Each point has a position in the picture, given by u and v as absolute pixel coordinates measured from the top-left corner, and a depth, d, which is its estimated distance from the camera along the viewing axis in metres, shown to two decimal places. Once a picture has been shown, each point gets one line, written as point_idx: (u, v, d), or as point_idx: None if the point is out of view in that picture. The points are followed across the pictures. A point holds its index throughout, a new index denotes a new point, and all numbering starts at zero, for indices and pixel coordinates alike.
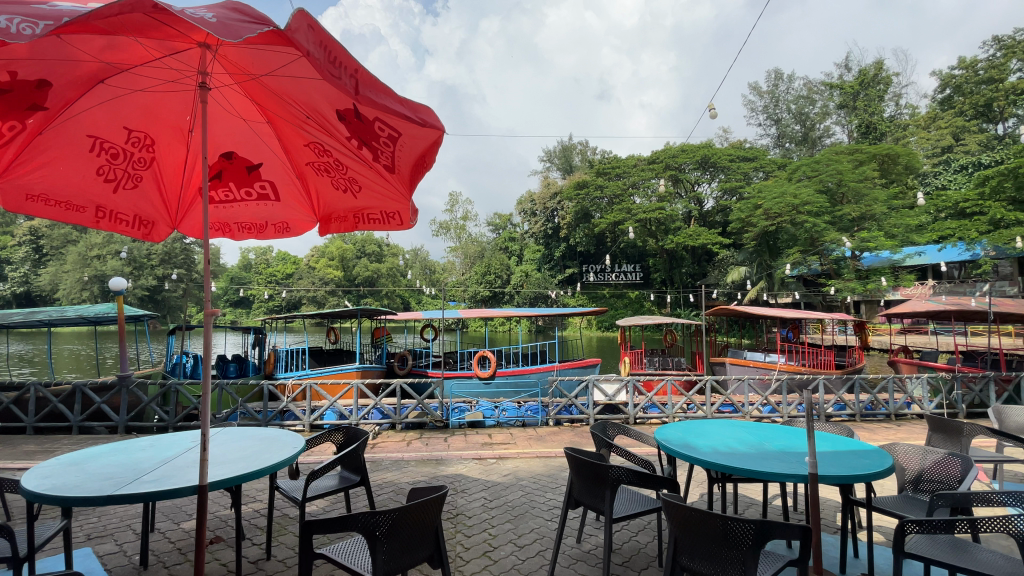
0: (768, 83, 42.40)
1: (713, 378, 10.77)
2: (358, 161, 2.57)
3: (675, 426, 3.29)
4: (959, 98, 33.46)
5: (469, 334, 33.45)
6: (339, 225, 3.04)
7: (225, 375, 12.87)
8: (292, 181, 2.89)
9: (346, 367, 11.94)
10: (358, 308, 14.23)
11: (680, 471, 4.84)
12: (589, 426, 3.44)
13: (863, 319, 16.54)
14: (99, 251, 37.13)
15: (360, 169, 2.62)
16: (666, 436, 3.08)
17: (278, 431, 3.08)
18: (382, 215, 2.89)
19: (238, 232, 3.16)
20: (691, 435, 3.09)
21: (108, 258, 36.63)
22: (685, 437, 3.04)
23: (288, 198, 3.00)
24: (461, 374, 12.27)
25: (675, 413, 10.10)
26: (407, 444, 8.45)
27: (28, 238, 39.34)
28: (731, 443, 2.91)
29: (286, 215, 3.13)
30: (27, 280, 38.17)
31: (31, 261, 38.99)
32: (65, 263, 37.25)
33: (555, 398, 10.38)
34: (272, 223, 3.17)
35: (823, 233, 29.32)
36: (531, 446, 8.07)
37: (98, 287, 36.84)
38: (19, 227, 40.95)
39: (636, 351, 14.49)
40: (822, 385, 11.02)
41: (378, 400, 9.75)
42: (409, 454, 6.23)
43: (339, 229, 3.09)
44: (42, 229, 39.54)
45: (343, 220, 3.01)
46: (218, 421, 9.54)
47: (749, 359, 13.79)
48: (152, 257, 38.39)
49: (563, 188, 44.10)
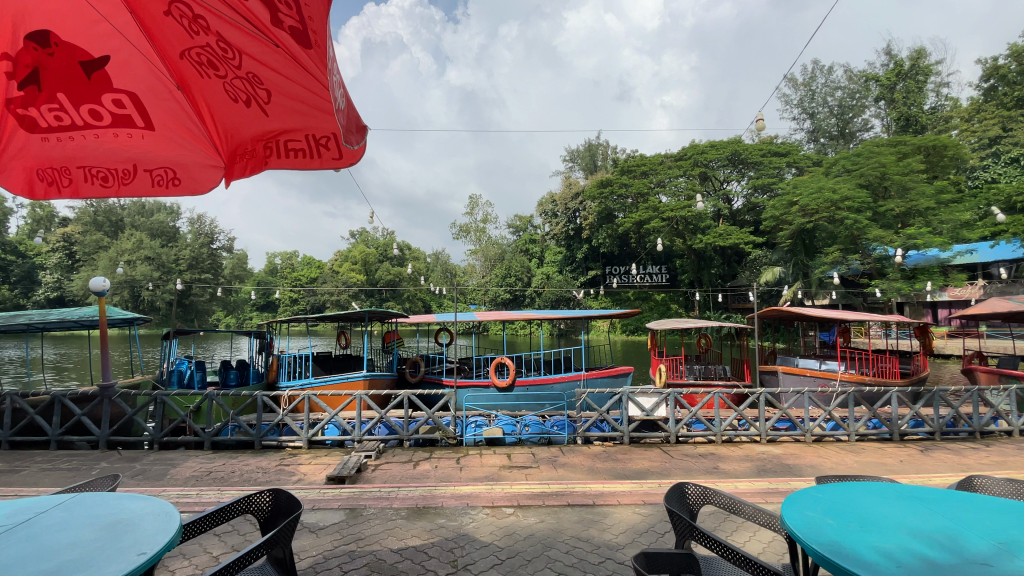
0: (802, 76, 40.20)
1: (767, 390, 9.42)
2: (250, 42, 2.20)
3: (812, 501, 2.13)
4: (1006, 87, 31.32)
5: (490, 338, 32.69)
6: (249, 162, 2.66)
7: (224, 382, 11.98)
8: (181, 110, 2.49)
9: (350, 376, 10.85)
10: (367, 311, 13.20)
11: (766, 544, 3.58)
12: (668, 504, 2.35)
13: (926, 322, 14.75)
14: (129, 257, 37.65)
15: (275, 72, 2.27)
16: (808, 527, 1.88)
17: (149, 506, 2.13)
18: (304, 139, 2.54)
19: (101, 176, 2.63)
20: (853, 523, 1.92)
21: (138, 264, 37.20)
22: (846, 530, 1.87)
23: (165, 128, 2.55)
24: (477, 384, 11.15)
25: (724, 431, 8.84)
26: (414, 468, 7.33)
27: (62, 245, 40.58)
28: (936, 551, 1.73)
29: (165, 152, 2.65)
30: (60, 286, 38.97)
31: (64, 268, 39.80)
32: (96, 269, 37.85)
33: (583, 413, 9.15)
34: (146, 165, 2.65)
35: (865, 230, 27.35)
36: (559, 474, 6.81)
37: (128, 292, 37.26)
38: (54, 233, 42.04)
39: (672, 358, 13.07)
40: (893, 398, 9.50)
41: (383, 414, 8.65)
42: (409, 489, 5.04)
43: (250, 171, 2.71)
44: (76, 236, 40.45)
45: (254, 154, 2.63)
46: (208, 435, 8.63)
47: (801, 366, 12.24)
48: (181, 262, 40.08)
49: (585, 188, 42.70)
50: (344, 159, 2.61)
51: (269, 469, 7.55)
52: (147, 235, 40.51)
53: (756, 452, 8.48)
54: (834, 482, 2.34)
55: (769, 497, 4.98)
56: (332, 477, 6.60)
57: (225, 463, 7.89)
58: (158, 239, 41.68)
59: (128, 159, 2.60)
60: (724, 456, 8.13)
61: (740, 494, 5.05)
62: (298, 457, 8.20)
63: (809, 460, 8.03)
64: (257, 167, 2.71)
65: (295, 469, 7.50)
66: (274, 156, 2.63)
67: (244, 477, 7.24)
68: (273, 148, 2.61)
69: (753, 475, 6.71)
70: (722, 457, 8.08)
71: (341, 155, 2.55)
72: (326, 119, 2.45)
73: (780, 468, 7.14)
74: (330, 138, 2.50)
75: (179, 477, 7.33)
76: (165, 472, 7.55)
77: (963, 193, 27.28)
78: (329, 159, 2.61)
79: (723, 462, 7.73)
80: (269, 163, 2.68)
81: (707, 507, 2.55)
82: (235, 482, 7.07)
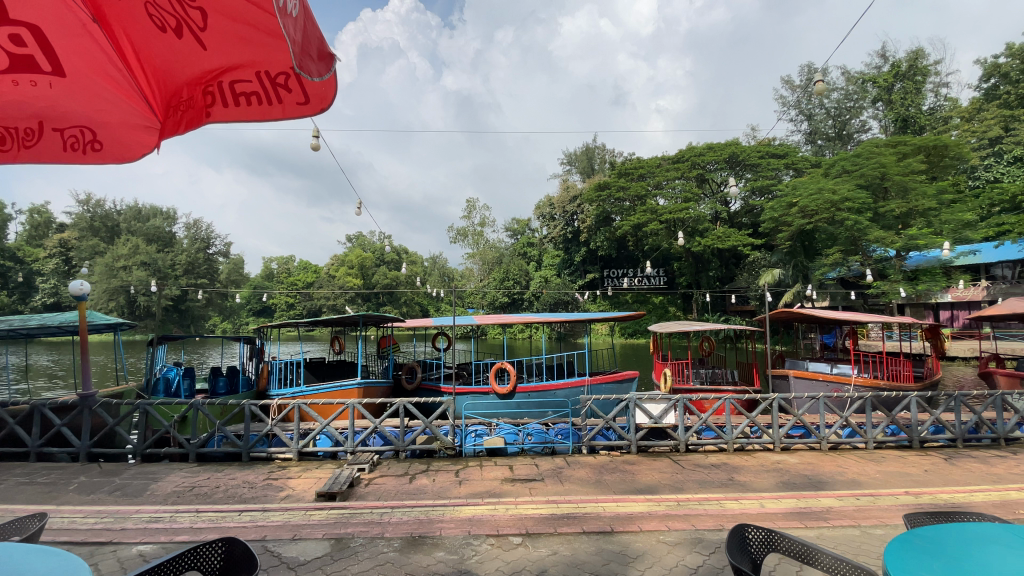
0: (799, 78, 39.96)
1: (780, 396, 9.00)
2: None
3: (926, 557, 2.13)
4: (1004, 87, 31.20)
5: (488, 342, 32.36)
6: (185, 114, 2.33)
7: (213, 391, 11.46)
8: (101, 56, 2.19)
9: (344, 384, 10.39)
10: (361, 315, 12.73)
11: None
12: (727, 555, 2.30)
13: (937, 324, 14.38)
14: (126, 262, 37.15)
15: None
16: None
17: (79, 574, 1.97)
18: (252, 78, 2.19)
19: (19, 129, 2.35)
20: None
21: (134, 269, 36.67)
22: None
23: (78, 74, 2.23)
24: (477, 391, 10.72)
25: (735, 439, 8.42)
26: (412, 482, 6.89)
27: (57, 250, 40.20)
28: None
29: (90, 105, 2.34)
30: (55, 291, 38.51)
31: (60, 274, 39.39)
32: (91, 274, 37.33)
33: (588, 421, 8.71)
34: (71, 119, 2.37)
35: (866, 231, 27.03)
36: (566, 489, 6.38)
37: (124, 298, 36.73)
38: (49, 238, 41.63)
39: (678, 361, 12.46)
40: (912, 403, 9.12)
41: (378, 423, 8.21)
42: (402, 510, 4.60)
43: (186, 126, 2.38)
44: (71, 241, 40.01)
45: (190, 104, 2.30)
46: (192, 447, 8.13)
47: (813, 370, 11.84)
48: (177, 268, 39.72)
49: (583, 190, 42.35)
50: (308, 106, 2.26)
51: (256, 483, 7.07)
52: (142, 240, 40.09)
53: (771, 461, 8.07)
54: (935, 529, 2.36)
55: (798, 519, 4.56)
56: (322, 493, 6.17)
57: (211, 477, 7.42)
58: (154, 244, 41.28)
59: (33, 115, 2.34)
60: (737, 466, 7.71)
61: (764, 515, 4.63)
62: (288, 470, 7.74)
63: (827, 469, 7.61)
64: (197, 120, 2.38)
65: (285, 483, 7.05)
66: (217, 104, 2.30)
67: (228, 493, 6.77)
68: (215, 94, 2.27)
69: (771, 490, 6.32)
70: (736, 467, 7.66)
71: (306, 96, 2.19)
72: (276, 52, 2.10)
73: (801, 481, 6.72)
74: (285, 75, 2.15)
75: (160, 492, 6.86)
76: (146, 486, 7.08)
77: (965, 194, 26.95)
78: (292, 105, 2.25)
79: (738, 472, 7.31)
80: (211, 114, 2.35)
81: (775, 553, 2.55)
82: (220, 498, 6.61)
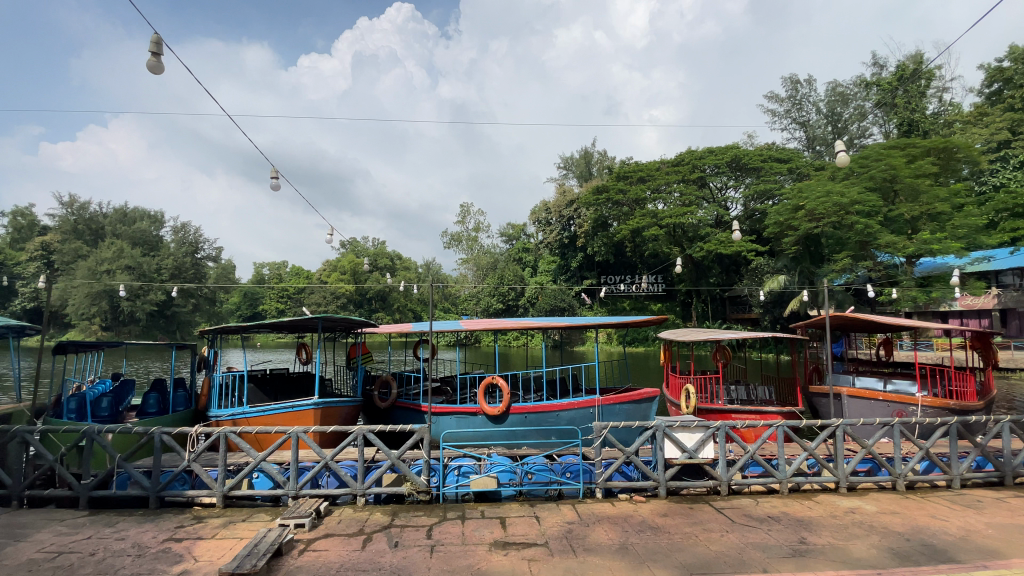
0: (789, 85, 38.27)
1: (846, 422, 7.05)
2: None
3: None
4: (1010, 91, 29.47)
5: (481, 350, 30.77)
6: None
7: (141, 411, 9.39)
8: None
9: (297, 405, 8.45)
10: (324, 320, 10.70)
11: None
12: None
13: (990, 330, 12.26)
14: (109, 265, 35.00)
15: None
16: None
17: None
18: None
19: None
20: None
21: (117, 273, 34.66)
22: None
23: None
24: (465, 411, 8.89)
25: (790, 477, 6.59)
26: (362, 549, 4.96)
27: (40, 253, 38.05)
28: None
29: None
30: (36, 294, 36.21)
31: (42, 276, 37.44)
32: (74, 277, 34.98)
33: (601, 456, 6.72)
34: None
35: (877, 236, 25.27)
36: (583, 565, 4.48)
37: (107, 303, 34.75)
38: (32, 242, 39.42)
39: (701, 376, 10.55)
40: (1008, 428, 7.17)
41: (329, 460, 6.23)
42: None
43: None
44: (53, 244, 37.92)
45: None
46: (85, 492, 6.15)
47: (869, 389, 10.08)
48: (162, 271, 37.50)
49: (581, 194, 40.53)
50: None
51: (150, 549, 5.08)
52: (126, 243, 37.86)
53: (843, 509, 6.16)
54: None
55: None
56: (225, 573, 4.14)
57: (92, 537, 5.39)
58: (138, 247, 39.01)
59: None
60: (804, 519, 5.78)
61: None
62: (205, 523, 5.72)
63: (923, 523, 5.74)
64: None
65: (188, 549, 5.05)
66: None
67: (107, 566, 4.76)
68: None
69: (879, 571, 4.43)
70: (805, 520, 5.75)
71: None
72: None
73: (910, 555, 4.84)
74: None
75: (9, 563, 4.80)
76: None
77: (969, 197, 25.61)
78: None
79: (810, 532, 5.41)
80: None
81: None
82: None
